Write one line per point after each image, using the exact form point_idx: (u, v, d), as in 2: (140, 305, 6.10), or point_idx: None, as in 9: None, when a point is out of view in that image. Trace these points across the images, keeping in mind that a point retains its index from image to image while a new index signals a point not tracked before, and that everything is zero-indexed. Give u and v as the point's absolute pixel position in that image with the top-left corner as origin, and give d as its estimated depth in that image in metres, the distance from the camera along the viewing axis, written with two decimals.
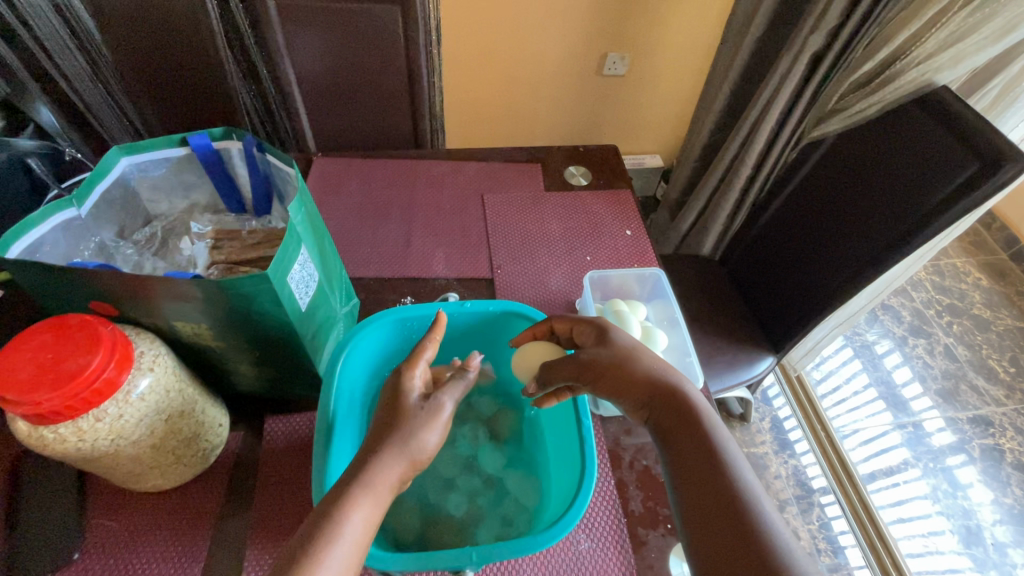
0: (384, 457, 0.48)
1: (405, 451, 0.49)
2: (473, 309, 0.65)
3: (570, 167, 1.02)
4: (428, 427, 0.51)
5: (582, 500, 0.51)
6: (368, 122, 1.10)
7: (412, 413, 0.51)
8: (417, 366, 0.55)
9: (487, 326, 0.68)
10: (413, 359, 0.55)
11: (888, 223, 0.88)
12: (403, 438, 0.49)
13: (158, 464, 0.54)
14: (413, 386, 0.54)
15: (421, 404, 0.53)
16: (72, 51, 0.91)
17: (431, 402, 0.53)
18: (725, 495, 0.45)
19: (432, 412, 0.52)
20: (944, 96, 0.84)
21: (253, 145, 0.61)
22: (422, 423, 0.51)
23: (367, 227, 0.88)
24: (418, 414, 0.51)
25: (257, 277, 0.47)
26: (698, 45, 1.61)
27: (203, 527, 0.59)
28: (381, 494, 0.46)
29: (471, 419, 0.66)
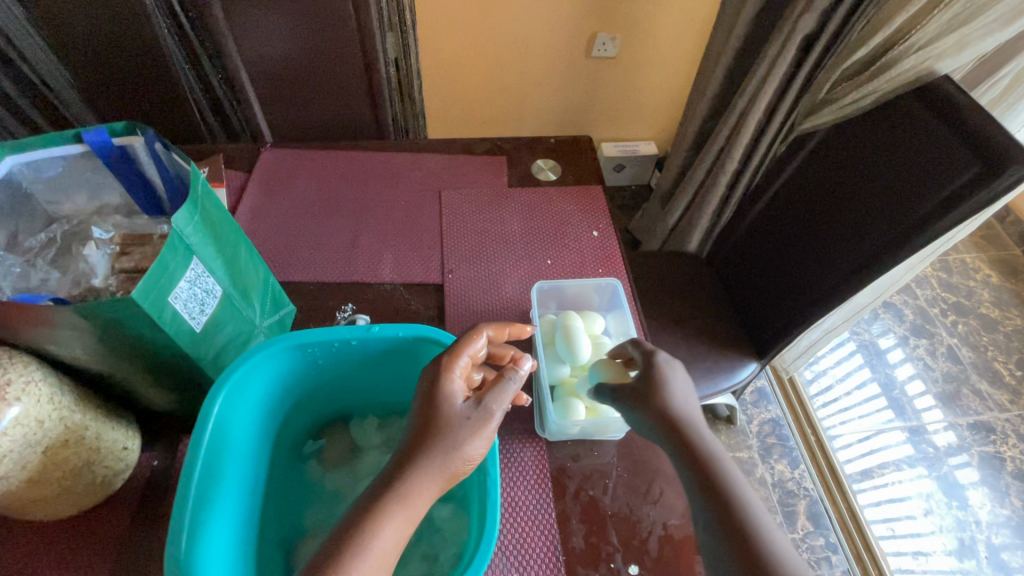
0: (423, 464, 0.45)
1: (447, 460, 0.46)
2: (381, 336, 0.52)
3: (539, 161, 0.94)
4: (472, 437, 0.46)
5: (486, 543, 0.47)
6: (325, 110, 1.03)
7: (455, 421, 0.47)
8: (459, 361, 0.50)
9: None
10: (457, 352, 0.50)
11: (881, 226, 0.80)
12: (447, 446, 0.46)
13: (41, 496, 0.49)
14: (455, 385, 0.48)
15: (465, 410, 0.48)
16: (31, 34, 0.88)
17: (478, 409, 0.48)
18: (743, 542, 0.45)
19: (478, 421, 0.47)
20: (945, 87, 0.76)
21: (155, 141, 0.55)
22: (467, 433, 0.47)
23: (311, 226, 0.82)
24: (460, 422, 0.47)
25: (121, 301, 0.41)
26: (693, 25, 1.51)
27: (100, 560, 0.54)
28: (416, 508, 0.44)
29: None
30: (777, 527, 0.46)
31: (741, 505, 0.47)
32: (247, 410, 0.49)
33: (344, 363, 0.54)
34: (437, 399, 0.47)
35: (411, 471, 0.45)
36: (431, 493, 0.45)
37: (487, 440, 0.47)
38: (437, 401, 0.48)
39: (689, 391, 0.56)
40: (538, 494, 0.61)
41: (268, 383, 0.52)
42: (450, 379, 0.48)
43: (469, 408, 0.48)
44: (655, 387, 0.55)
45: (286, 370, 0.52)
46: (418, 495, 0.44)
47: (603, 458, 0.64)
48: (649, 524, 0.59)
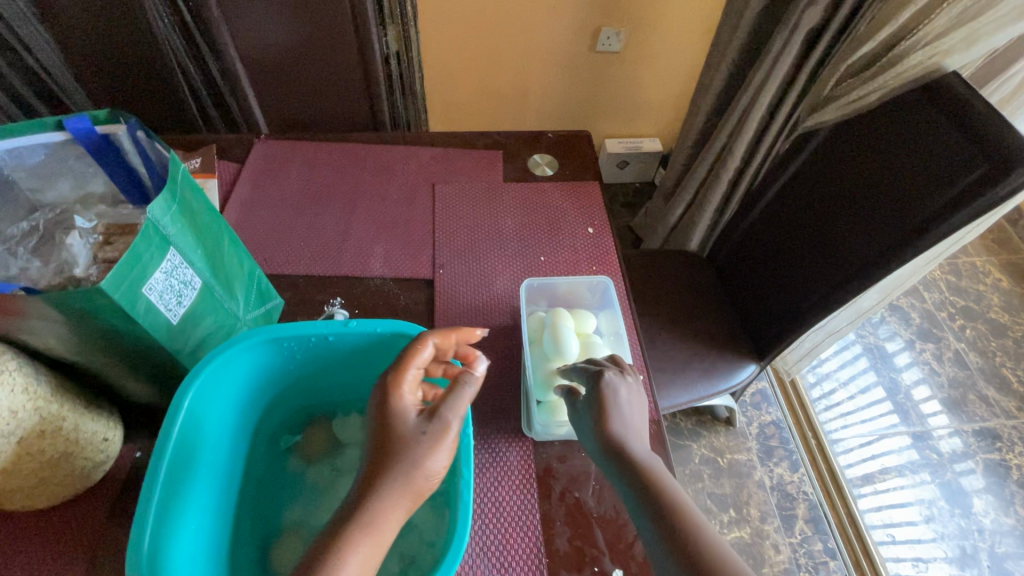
0: (388, 486, 0.43)
1: (409, 479, 0.43)
2: (357, 332, 0.51)
3: (535, 156, 0.93)
4: (432, 453, 0.44)
5: (451, 560, 0.46)
6: (322, 102, 1.01)
7: (409, 438, 0.44)
8: (405, 377, 0.47)
9: None
10: (405, 365, 0.47)
11: (886, 226, 0.78)
12: (405, 465, 0.43)
13: (17, 488, 0.48)
14: (406, 402, 0.46)
15: (419, 425, 0.45)
16: (34, 23, 0.86)
17: (431, 423, 0.45)
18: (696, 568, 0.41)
19: (434, 435, 0.45)
20: (954, 85, 0.73)
21: (136, 130, 0.54)
22: (425, 447, 0.44)
23: (302, 218, 0.81)
24: (415, 437, 0.44)
25: (91, 291, 0.40)
26: (700, 20, 1.48)
27: (79, 551, 0.54)
28: (383, 534, 0.41)
29: None
30: (720, 537, 0.43)
31: (692, 529, 0.44)
32: (218, 406, 0.49)
33: (321, 359, 0.54)
34: (389, 417, 0.45)
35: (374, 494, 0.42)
36: (399, 518, 0.43)
37: (448, 453, 0.45)
38: (388, 417, 0.45)
39: (637, 410, 0.55)
40: (522, 495, 0.59)
41: (242, 378, 0.51)
42: (398, 398, 0.46)
43: (424, 422, 0.45)
44: (602, 409, 0.53)
45: (261, 365, 0.51)
46: (382, 521, 0.42)
47: (590, 459, 0.62)
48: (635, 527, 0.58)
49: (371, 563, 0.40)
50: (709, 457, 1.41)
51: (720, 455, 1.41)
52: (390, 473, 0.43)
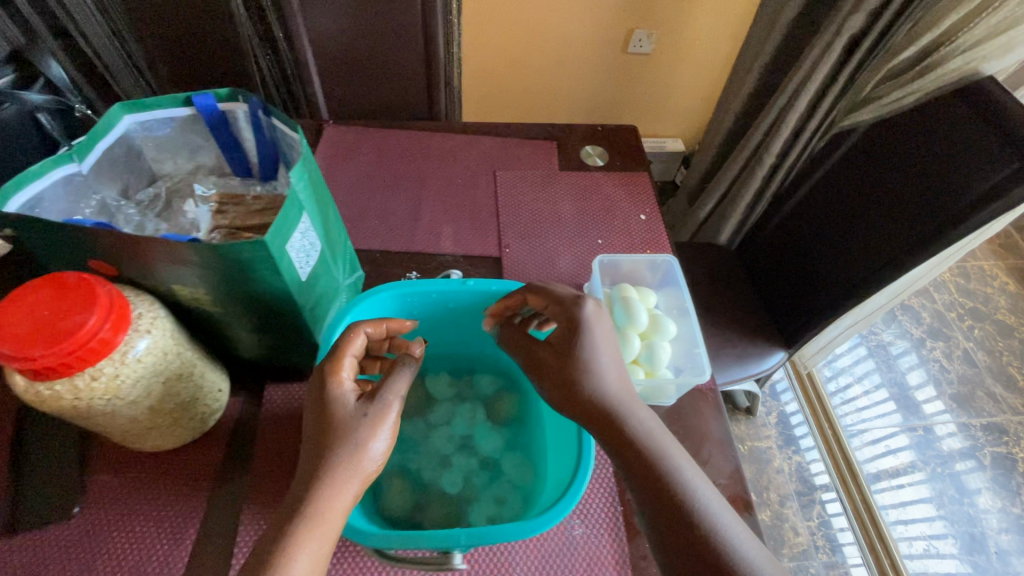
0: (330, 480, 0.44)
1: (351, 465, 0.45)
2: (473, 289, 0.61)
3: (587, 147, 0.99)
4: (372, 436, 0.47)
5: (574, 493, 0.49)
6: (383, 91, 1.07)
7: (348, 424, 0.47)
8: (342, 365, 0.49)
9: (489, 310, 0.64)
10: (340, 353, 0.50)
11: (918, 219, 0.84)
12: (345, 450, 0.45)
13: (155, 425, 0.54)
14: (344, 387, 0.49)
15: (358, 408, 0.48)
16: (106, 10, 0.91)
17: (371, 406, 0.48)
18: (683, 516, 0.46)
19: (374, 417, 0.47)
20: (989, 88, 0.79)
21: (258, 108, 0.59)
22: (370, 429, 0.47)
23: (375, 198, 0.86)
24: (355, 422, 0.47)
25: (252, 243, 0.45)
26: (729, 25, 1.54)
27: (199, 490, 0.59)
28: (329, 523, 0.43)
29: (472, 399, 0.65)
30: (698, 481, 0.48)
31: (679, 484, 0.47)
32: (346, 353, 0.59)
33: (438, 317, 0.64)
34: (327, 405, 0.47)
35: (318, 489, 0.44)
36: (345, 504, 0.44)
37: (388, 436, 0.48)
38: (327, 408, 0.47)
39: (617, 358, 0.54)
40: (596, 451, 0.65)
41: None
42: (338, 383, 0.48)
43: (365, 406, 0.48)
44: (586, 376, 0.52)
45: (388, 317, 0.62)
46: (331, 511, 0.44)
47: None
48: None
49: (325, 548, 0.43)
50: None
51: (740, 442, 1.47)
52: (329, 467, 0.45)
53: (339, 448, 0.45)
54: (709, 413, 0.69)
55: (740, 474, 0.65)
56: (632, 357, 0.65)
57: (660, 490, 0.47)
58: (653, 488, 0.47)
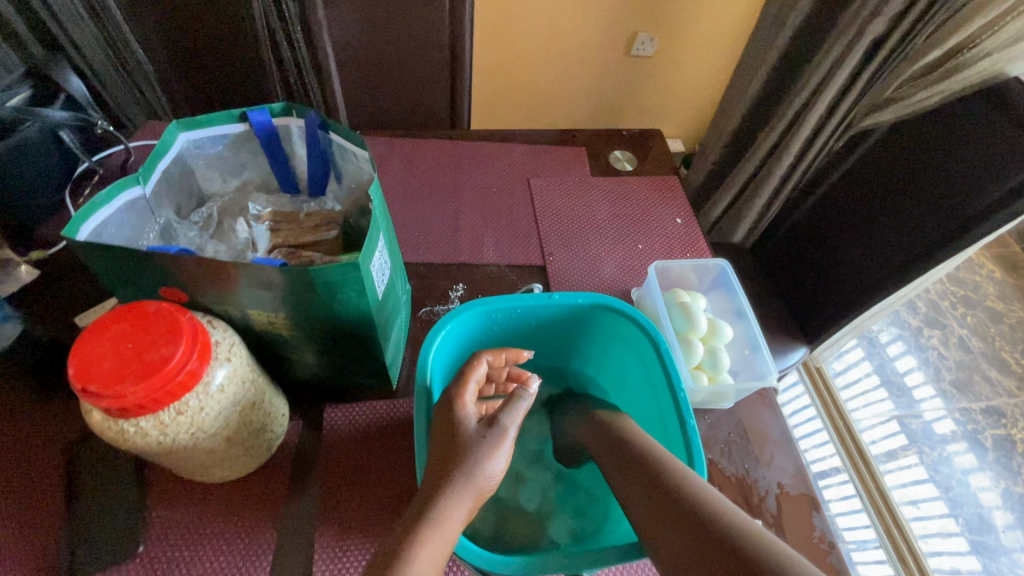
0: (451, 489, 0.43)
1: (473, 478, 0.45)
2: (559, 302, 0.59)
3: (615, 152, 0.99)
4: (492, 455, 0.47)
5: None
6: (403, 98, 1.05)
7: (471, 442, 0.47)
8: (467, 388, 0.52)
9: (562, 324, 0.63)
10: (465, 379, 0.52)
11: (940, 216, 0.86)
12: (468, 463, 0.45)
13: (228, 456, 0.52)
14: (468, 412, 0.50)
15: (480, 430, 0.48)
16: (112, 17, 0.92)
17: (493, 430, 0.48)
18: (663, 497, 0.43)
19: (494, 439, 0.48)
20: (1009, 90, 0.81)
21: (317, 124, 0.57)
22: (491, 449, 0.47)
23: (412, 209, 0.85)
24: (478, 440, 0.47)
25: (346, 265, 0.44)
26: (729, 27, 1.57)
27: (268, 519, 0.57)
28: (449, 529, 0.41)
29: (538, 410, 0.67)
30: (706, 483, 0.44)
31: (679, 476, 0.45)
32: (441, 372, 0.57)
33: (514, 331, 0.62)
34: (454, 422, 0.49)
35: (439, 498, 0.43)
36: (463, 513, 0.43)
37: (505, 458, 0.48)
38: (454, 428, 0.48)
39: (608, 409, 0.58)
40: None
41: (452, 347, 0.59)
42: (462, 406, 0.50)
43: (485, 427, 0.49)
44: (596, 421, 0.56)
45: (471, 333, 0.59)
46: (452, 519, 0.42)
47: (715, 426, 0.68)
48: (765, 484, 0.64)
49: (443, 553, 0.40)
50: None
51: None
52: (454, 476, 0.44)
53: (464, 458, 0.45)
54: (766, 413, 0.70)
55: (804, 473, 0.66)
56: (695, 362, 0.66)
57: (663, 492, 0.44)
58: (656, 492, 0.44)
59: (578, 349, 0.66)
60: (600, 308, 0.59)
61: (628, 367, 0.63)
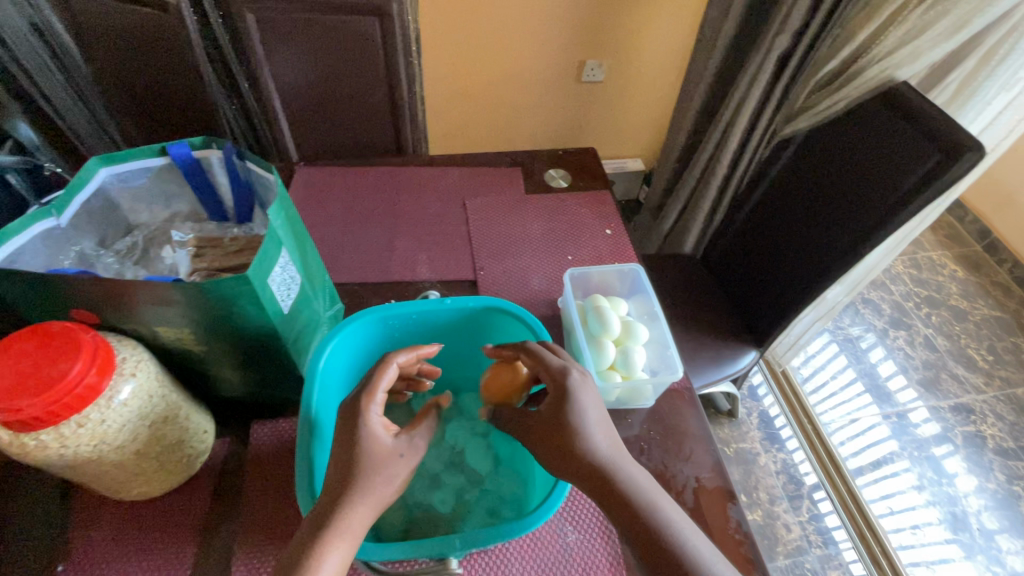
0: (358, 500, 0.46)
1: (373, 491, 0.47)
2: (453, 306, 0.60)
3: (551, 170, 1.04)
4: (395, 469, 0.49)
5: (558, 495, 0.52)
6: (348, 133, 1.11)
7: (387, 457, 0.49)
8: (375, 399, 0.51)
9: (465, 327, 0.64)
10: (372, 390, 0.51)
11: (857, 213, 0.89)
12: (376, 478, 0.47)
13: (142, 471, 0.54)
14: (375, 418, 0.50)
15: (396, 445, 0.50)
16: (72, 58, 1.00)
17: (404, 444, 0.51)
18: (636, 514, 0.48)
19: (404, 452, 0.50)
20: (903, 90, 0.86)
21: (233, 153, 0.61)
22: (403, 470, 0.50)
23: (349, 233, 0.89)
24: (394, 457, 0.49)
25: (236, 279, 0.47)
26: (674, 50, 1.65)
27: (187, 535, 0.58)
28: (352, 534, 0.45)
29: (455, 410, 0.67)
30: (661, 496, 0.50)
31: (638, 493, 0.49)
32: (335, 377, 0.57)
33: (417, 335, 0.63)
34: (362, 436, 0.49)
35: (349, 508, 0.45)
36: (365, 517, 0.46)
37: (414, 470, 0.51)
38: (363, 438, 0.48)
39: (598, 406, 0.54)
40: None
41: (353, 352, 0.59)
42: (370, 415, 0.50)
43: (400, 443, 0.50)
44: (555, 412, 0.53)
45: (371, 340, 0.61)
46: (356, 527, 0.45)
47: (637, 425, 0.70)
48: (683, 479, 0.66)
49: (346, 556, 0.44)
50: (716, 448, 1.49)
51: (727, 445, 1.50)
52: (359, 491, 0.46)
53: (369, 477, 0.47)
54: (686, 410, 0.72)
55: (721, 467, 0.68)
56: (608, 363, 0.68)
57: (628, 503, 0.48)
58: (623, 505, 0.48)
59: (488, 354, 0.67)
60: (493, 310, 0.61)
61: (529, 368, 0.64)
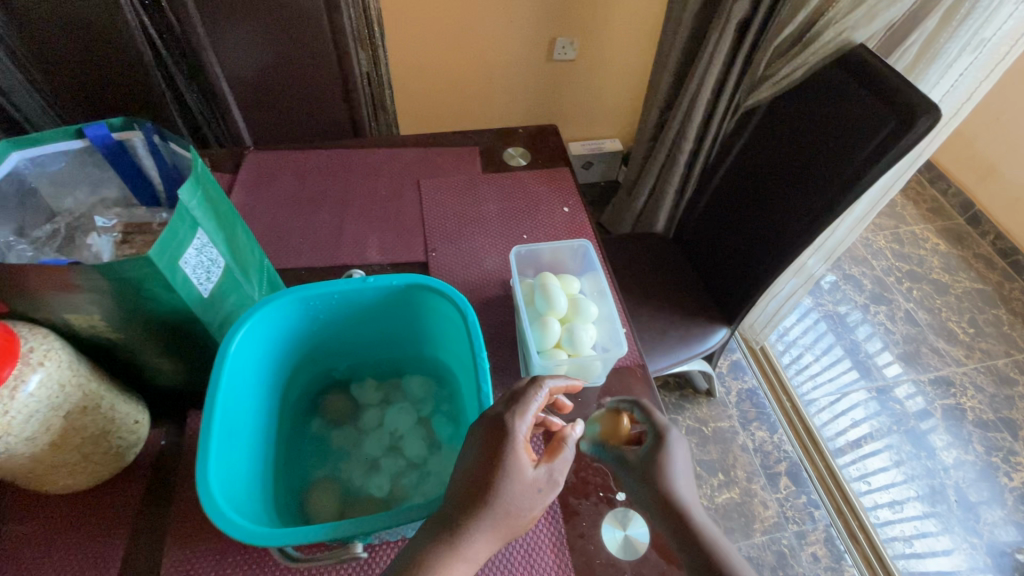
0: (489, 525, 0.43)
1: (509, 522, 0.44)
2: (376, 287, 0.57)
3: (509, 149, 1.01)
4: (535, 504, 0.45)
5: None
6: (297, 115, 1.16)
7: (528, 491, 0.45)
8: (526, 424, 0.46)
9: (395, 308, 0.61)
10: (524, 411, 0.46)
11: (819, 183, 0.87)
12: (514, 513, 0.44)
13: (62, 463, 0.52)
14: (528, 449, 0.46)
15: (539, 478, 0.46)
16: None
17: (548, 481, 0.46)
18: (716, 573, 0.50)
19: (544, 491, 0.46)
20: (861, 53, 0.84)
21: (154, 132, 0.59)
22: (538, 503, 0.46)
23: (298, 217, 0.86)
24: (533, 493, 0.45)
25: (139, 259, 0.45)
26: (646, 26, 1.62)
27: (119, 526, 0.57)
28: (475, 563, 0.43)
29: (391, 391, 0.65)
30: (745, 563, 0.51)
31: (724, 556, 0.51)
32: (250, 370, 0.53)
33: (342, 318, 0.60)
34: (511, 467, 0.44)
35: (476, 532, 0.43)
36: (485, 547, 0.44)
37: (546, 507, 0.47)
38: (516, 468, 0.44)
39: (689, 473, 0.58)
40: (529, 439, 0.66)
41: (270, 338, 0.56)
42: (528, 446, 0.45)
43: (541, 476, 0.46)
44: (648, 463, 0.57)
45: (291, 326, 0.57)
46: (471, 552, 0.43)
47: (589, 404, 0.69)
48: None
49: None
50: (694, 427, 1.49)
51: (704, 424, 1.50)
52: (479, 525, 0.43)
53: (513, 513, 0.44)
54: (639, 389, 0.71)
55: None
56: (554, 341, 0.67)
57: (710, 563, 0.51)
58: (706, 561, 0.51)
59: (425, 336, 0.64)
60: (421, 289, 0.58)
61: (458, 349, 0.60)
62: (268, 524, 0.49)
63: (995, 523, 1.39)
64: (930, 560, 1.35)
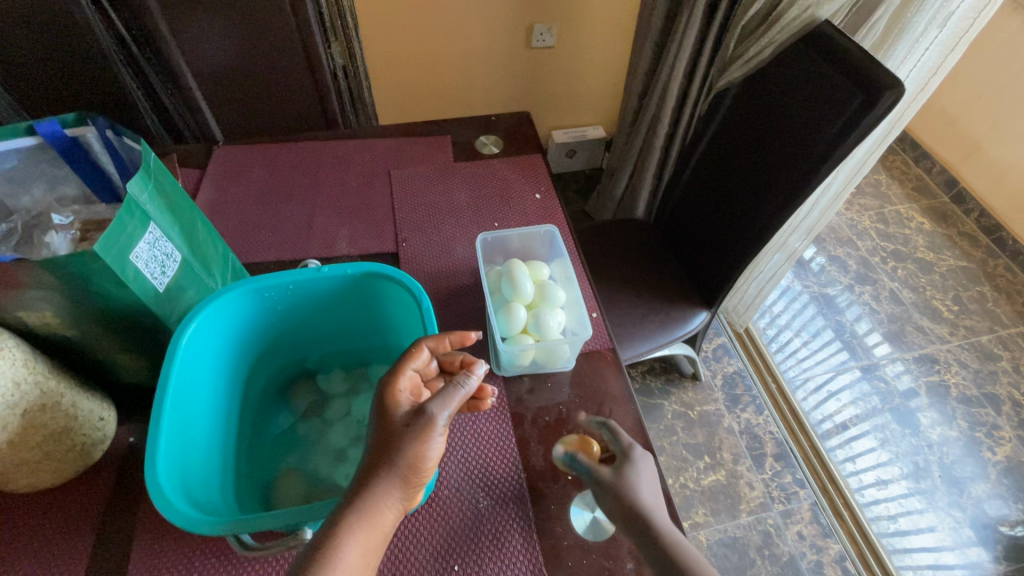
0: (381, 475, 0.45)
1: (394, 470, 0.45)
2: (331, 275, 0.58)
3: (482, 137, 1.00)
4: (417, 445, 0.45)
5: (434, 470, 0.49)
6: (268, 105, 1.15)
7: (397, 432, 0.46)
8: (400, 378, 0.50)
9: (356, 297, 0.61)
10: (399, 369, 0.51)
11: (790, 162, 0.87)
12: (394, 459, 0.45)
13: (23, 461, 0.52)
14: (402, 400, 0.49)
15: (407, 418, 0.47)
16: None
17: (419, 416, 0.46)
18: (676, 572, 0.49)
19: (419, 427, 0.46)
20: (826, 30, 0.84)
21: (105, 126, 0.60)
22: (416, 441, 0.45)
23: (267, 212, 0.86)
24: (399, 430, 0.46)
25: (83, 255, 0.45)
26: (624, 11, 1.61)
27: (87, 523, 0.57)
28: (375, 518, 0.44)
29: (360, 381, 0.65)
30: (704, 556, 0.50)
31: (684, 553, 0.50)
32: (205, 361, 0.54)
33: (300, 307, 0.60)
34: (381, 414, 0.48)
35: (373, 485, 0.44)
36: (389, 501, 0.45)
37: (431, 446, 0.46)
38: (385, 417, 0.48)
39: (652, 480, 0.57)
40: (499, 427, 0.66)
41: (228, 330, 0.56)
42: (395, 394, 0.49)
43: (410, 416, 0.47)
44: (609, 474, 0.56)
45: (248, 317, 0.58)
46: (380, 507, 0.44)
47: (558, 388, 0.69)
48: None
49: (370, 544, 0.43)
50: (680, 412, 1.50)
51: (690, 408, 1.51)
52: (376, 482, 0.45)
53: (387, 456, 0.45)
54: (609, 373, 0.71)
55: (642, 426, 0.67)
56: (520, 327, 0.67)
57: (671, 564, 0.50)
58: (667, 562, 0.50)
59: (389, 325, 0.64)
60: (379, 278, 0.58)
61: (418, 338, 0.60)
62: (226, 512, 0.50)
63: (981, 497, 1.40)
64: (915, 537, 1.36)
